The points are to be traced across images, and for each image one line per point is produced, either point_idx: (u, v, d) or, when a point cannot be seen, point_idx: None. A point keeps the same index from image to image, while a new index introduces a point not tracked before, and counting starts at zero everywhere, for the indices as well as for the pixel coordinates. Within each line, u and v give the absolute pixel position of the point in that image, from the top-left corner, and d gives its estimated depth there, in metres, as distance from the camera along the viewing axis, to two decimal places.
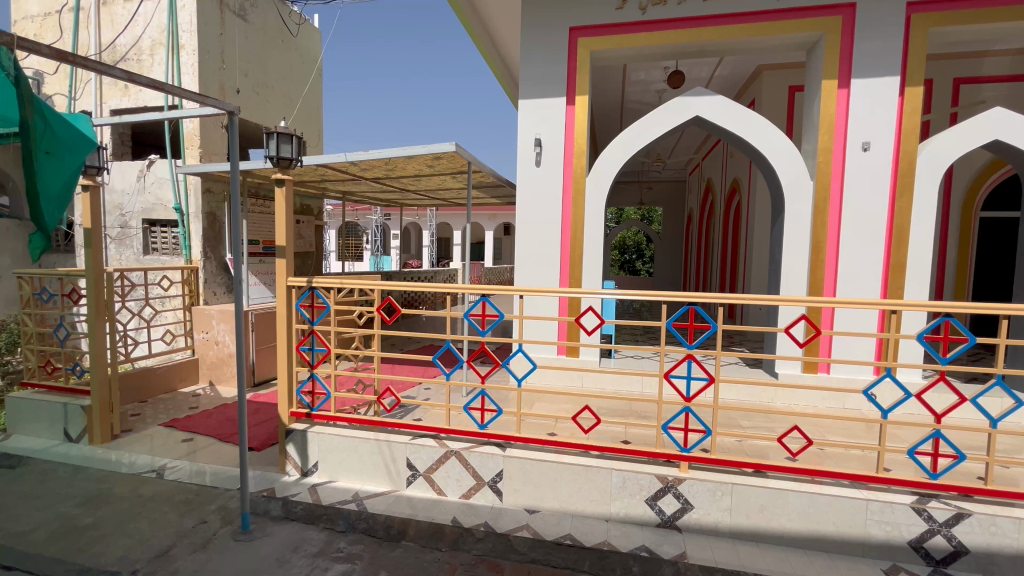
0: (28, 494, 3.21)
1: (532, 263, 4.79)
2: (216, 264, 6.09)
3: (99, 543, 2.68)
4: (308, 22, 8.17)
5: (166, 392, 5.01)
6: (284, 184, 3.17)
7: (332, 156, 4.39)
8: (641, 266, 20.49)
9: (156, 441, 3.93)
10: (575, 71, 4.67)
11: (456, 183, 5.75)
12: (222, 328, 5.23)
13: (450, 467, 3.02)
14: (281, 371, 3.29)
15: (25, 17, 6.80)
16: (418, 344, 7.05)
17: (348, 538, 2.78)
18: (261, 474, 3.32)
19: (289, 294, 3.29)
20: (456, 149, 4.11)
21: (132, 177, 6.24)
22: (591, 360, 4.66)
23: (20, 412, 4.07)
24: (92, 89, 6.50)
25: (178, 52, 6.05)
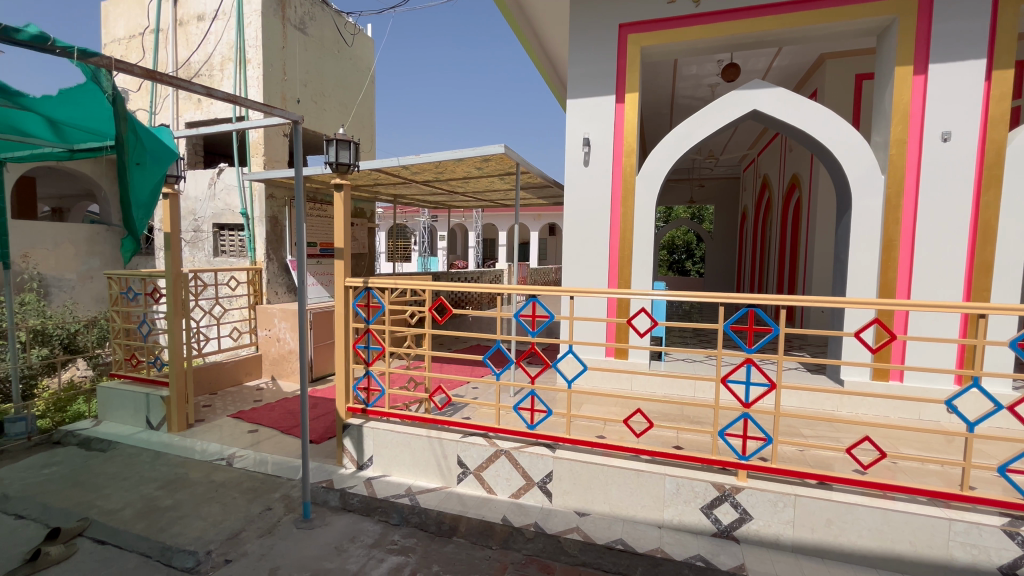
0: (117, 475, 3.52)
1: (580, 263, 4.75)
2: (278, 265, 6.44)
3: (178, 524, 2.90)
4: (362, 32, 8.48)
5: (234, 385, 5.35)
6: (342, 188, 3.31)
7: (385, 161, 4.54)
8: (691, 266, 19.87)
9: (225, 431, 4.21)
10: (625, 68, 4.60)
11: (504, 185, 5.79)
12: (283, 325, 5.52)
13: (500, 466, 3.05)
14: (338, 367, 3.43)
15: (113, 40, 7.45)
16: (465, 344, 7.16)
17: (402, 532, 2.86)
18: (320, 466, 3.47)
19: (347, 294, 3.42)
20: (505, 150, 4.14)
21: (204, 184, 6.71)
22: (641, 362, 4.58)
23: (109, 401, 4.46)
24: (170, 104, 7.05)
25: (245, 67, 6.46)
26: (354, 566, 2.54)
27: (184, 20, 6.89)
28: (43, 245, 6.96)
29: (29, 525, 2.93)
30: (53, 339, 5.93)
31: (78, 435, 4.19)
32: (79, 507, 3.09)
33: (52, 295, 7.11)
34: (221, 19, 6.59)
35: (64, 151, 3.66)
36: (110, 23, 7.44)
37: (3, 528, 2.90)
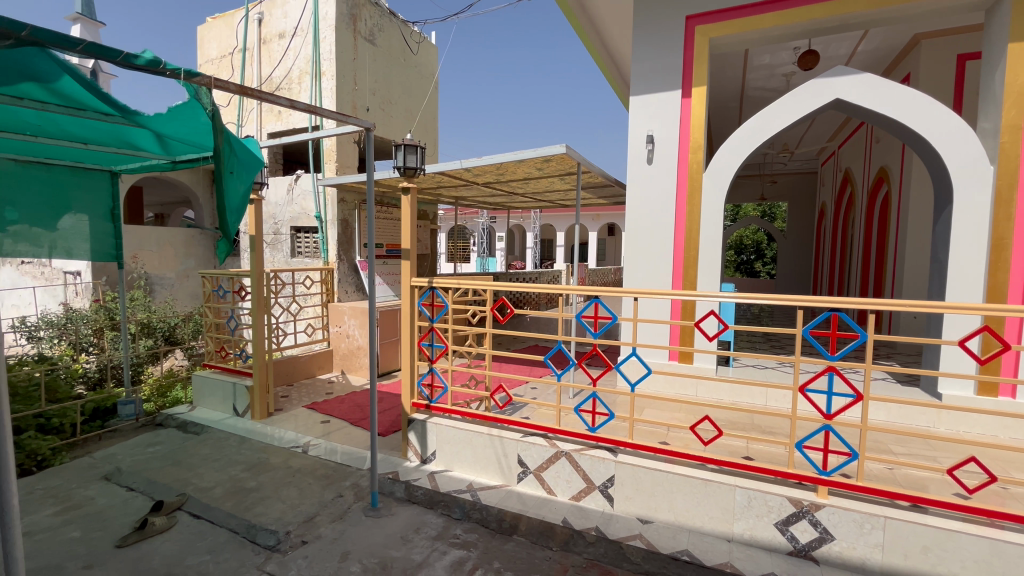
0: (209, 456, 3.86)
1: (642, 264, 4.63)
2: (347, 265, 6.80)
3: (261, 504, 3.13)
4: (427, 40, 8.76)
5: (308, 377, 5.71)
6: (409, 191, 3.43)
7: (449, 164, 4.67)
8: (760, 266, 18.79)
9: (300, 421, 4.50)
10: (692, 62, 4.43)
11: (564, 185, 5.76)
12: (353, 322, 5.82)
13: (561, 467, 3.03)
14: (404, 363, 3.56)
15: (207, 60, 8.19)
16: (523, 344, 7.20)
17: (464, 526, 2.92)
18: (386, 458, 3.62)
19: (413, 294, 3.54)
20: (566, 150, 4.12)
21: (283, 190, 7.20)
22: (708, 367, 4.38)
23: (202, 388, 4.90)
24: (255, 116, 7.64)
25: (320, 79, 6.88)
26: (418, 557, 2.63)
27: (267, 38, 7.44)
28: (148, 247, 7.78)
29: (138, 497, 3.29)
30: (156, 331, 6.61)
31: (177, 418, 4.64)
32: (178, 483, 3.42)
33: (155, 292, 7.92)
34: (300, 35, 7.06)
35: (167, 163, 4.07)
36: (205, 45, 8.18)
37: (117, 498, 3.27)
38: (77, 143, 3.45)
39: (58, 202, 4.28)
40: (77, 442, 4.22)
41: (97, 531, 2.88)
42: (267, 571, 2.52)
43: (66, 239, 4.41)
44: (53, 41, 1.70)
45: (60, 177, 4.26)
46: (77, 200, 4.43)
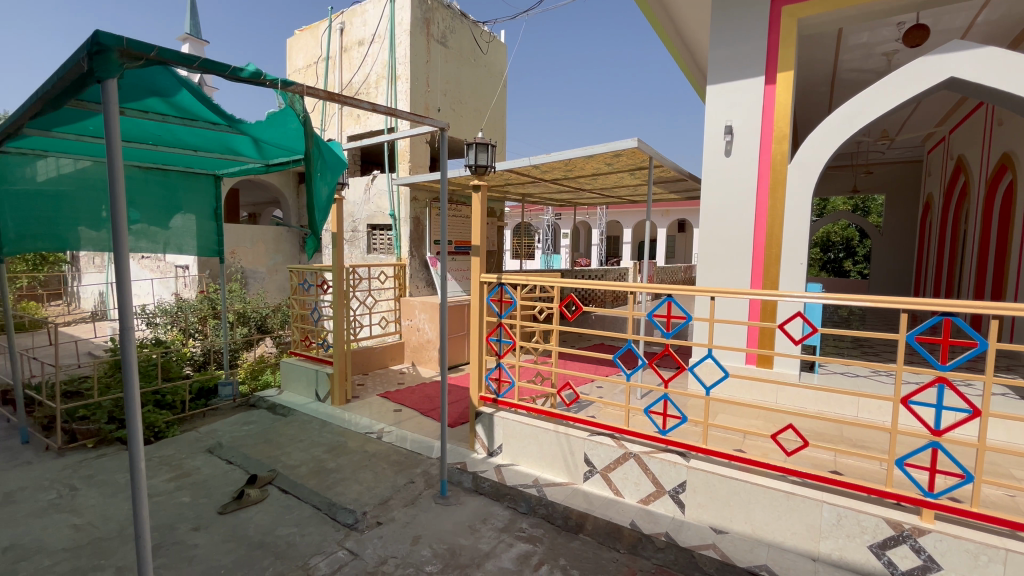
0: (295, 437, 4.19)
1: (718, 261, 4.39)
2: (419, 261, 7.07)
3: (340, 484, 3.35)
4: (496, 39, 8.86)
5: (382, 368, 6.02)
6: (480, 189, 3.50)
7: (517, 161, 4.70)
8: (851, 266, 17.18)
9: (375, 408, 4.76)
10: (776, 46, 4.15)
11: (634, 180, 5.61)
12: (423, 317, 6.05)
13: (628, 469, 2.97)
14: (473, 357, 3.64)
15: (294, 70, 8.83)
16: (588, 342, 7.12)
17: (530, 521, 2.95)
18: (455, 448, 3.73)
19: (482, 289, 3.60)
20: (638, 144, 4.00)
21: (361, 190, 7.62)
22: (790, 373, 4.09)
23: (289, 374, 5.31)
24: (336, 120, 8.13)
25: (396, 83, 7.20)
26: (486, 547, 2.69)
27: (348, 46, 7.87)
28: (243, 244, 8.55)
29: (235, 469, 3.63)
30: (251, 320, 7.24)
31: (268, 401, 5.07)
32: (269, 459, 3.74)
33: (249, 284, 8.69)
34: (377, 41, 7.40)
35: (261, 166, 4.44)
36: (293, 56, 8.82)
37: (218, 470, 3.64)
38: (188, 150, 3.86)
39: (172, 203, 4.82)
40: (186, 417, 4.74)
41: (202, 497, 3.22)
42: (346, 547, 2.69)
43: (178, 236, 4.94)
44: (175, 59, 1.91)
45: (174, 181, 4.80)
46: (187, 201, 4.95)
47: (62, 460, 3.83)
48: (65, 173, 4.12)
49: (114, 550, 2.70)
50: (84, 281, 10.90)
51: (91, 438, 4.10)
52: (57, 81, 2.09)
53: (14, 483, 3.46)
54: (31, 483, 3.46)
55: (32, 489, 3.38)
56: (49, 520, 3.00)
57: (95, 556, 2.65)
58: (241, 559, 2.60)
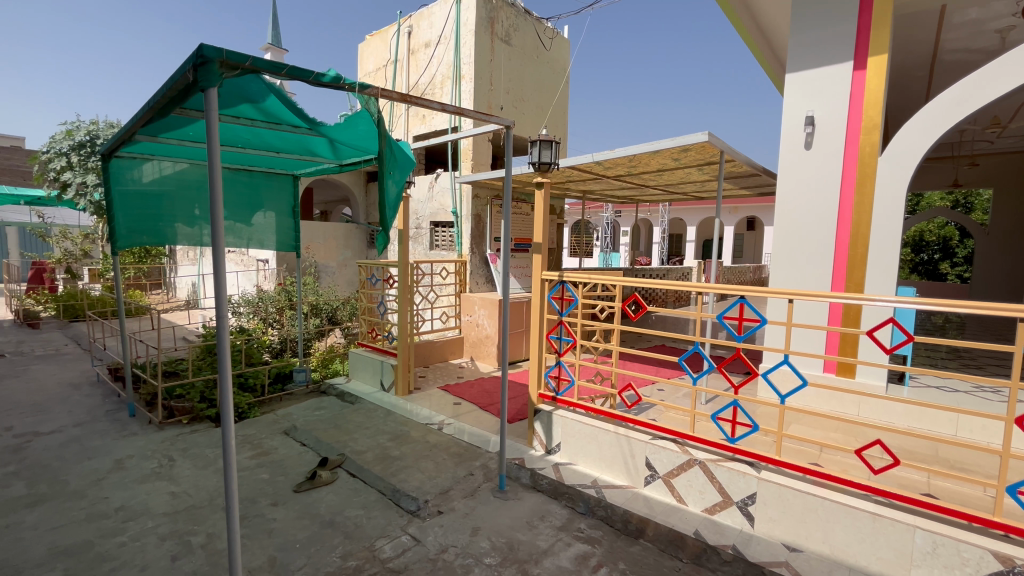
0: (362, 424, 4.40)
1: (795, 262, 4.12)
2: (479, 258, 7.18)
3: (404, 472, 3.48)
4: (560, 35, 8.80)
5: (442, 361, 6.18)
6: (543, 186, 3.50)
7: (581, 158, 4.64)
8: (948, 268, 15.43)
9: (436, 400, 4.90)
10: (868, 28, 3.80)
11: (703, 175, 5.37)
12: (483, 313, 6.15)
13: (693, 476, 2.86)
14: (533, 354, 3.64)
15: (365, 74, 9.23)
16: (648, 343, 6.94)
17: (588, 521, 2.93)
18: (513, 444, 3.75)
19: (543, 287, 3.58)
20: (709, 137, 3.82)
21: (425, 188, 7.85)
22: (875, 383, 3.77)
23: (356, 364, 5.57)
24: (402, 121, 8.42)
25: (460, 82, 7.34)
26: (544, 544, 2.69)
27: (415, 49, 8.12)
28: (317, 240, 9.07)
29: (309, 451, 3.87)
30: (323, 312, 7.67)
31: (337, 388, 5.36)
32: (339, 444, 3.96)
33: (321, 278, 9.21)
34: (443, 43, 7.58)
35: (335, 166, 4.67)
36: (364, 60, 9.24)
37: (294, 451, 3.90)
38: (271, 152, 4.15)
39: (255, 201, 5.20)
40: (266, 400, 5.11)
41: (280, 476, 3.47)
42: (409, 533, 2.80)
43: (260, 232, 5.33)
44: (266, 67, 2.05)
45: (258, 181, 5.19)
46: (268, 199, 5.32)
47: (162, 433, 4.26)
48: (166, 175, 4.57)
49: (205, 517, 2.97)
50: (179, 272, 12.04)
51: (186, 415, 4.53)
52: (166, 91, 2.32)
53: (123, 451, 3.89)
54: (137, 452, 3.88)
55: (138, 458, 3.79)
56: (151, 486, 3.34)
57: (190, 522, 2.92)
58: (314, 536, 2.77)
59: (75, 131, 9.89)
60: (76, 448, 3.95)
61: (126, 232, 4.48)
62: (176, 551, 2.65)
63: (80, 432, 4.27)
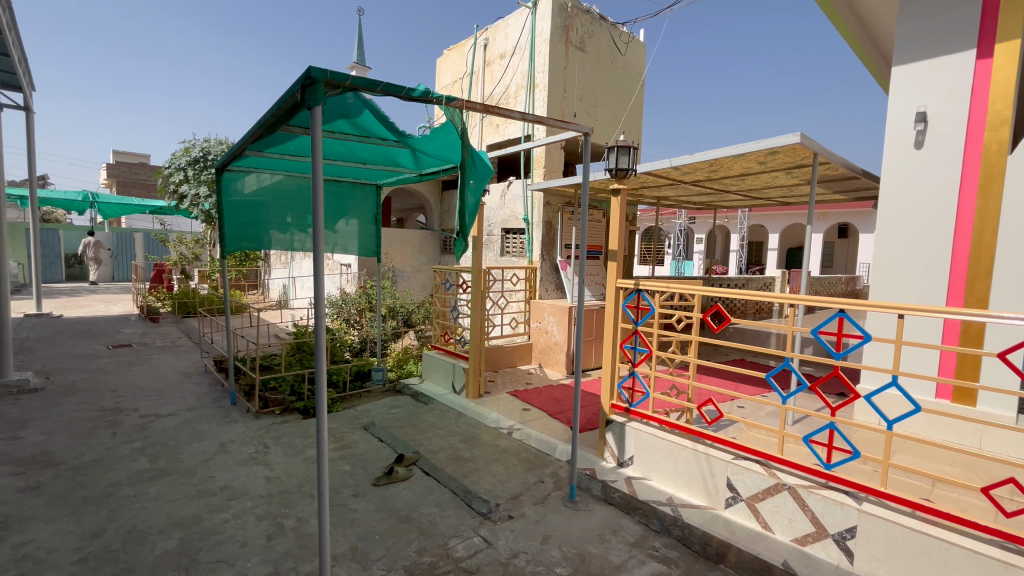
0: (435, 424, 4.54)
1: (901, 273, 3.72)
2: (549, 265, 7.18)
3: (475, 474, 3.54)
4: (636, 39, 8.64)
5: (511, 366, 6.24)
6: (620, 192, 3.45)
7: (658, 163, 4.52)
8: None
9: (506, 405, 4.95)
10: (996, 11, 3.37)
11: (791, 179, 5.02)
12: (552, 319, 6.14)
13: (781, 502, 2.66)
14: (606, 363, 3.57)
15: (443, 86, 9.61)
16: (726, 357, 6.57)
17: (663, 541, 2.82)
18: (583, 454, 3.69)
19: (618, 295, 3.51)
20: (802, 138, 3.55)
21: (498, 196, 8.00)
22: (1001, 414, 3.31)
23: (429, 366, 5.77)
24: (476, 131, 8.67)
25: (534, 91, 7.43)
26: (617, 559, 2.63)
27: (490, 61, 8.34)
28: (395, 245, 9.55)
29: (386, 447, 4.06)
30: (399, 314, 8.05)
31: (411, 388, 5.59)
32: (413, 442, 4.12)
33: (398, 282, 9.66)
34: (519, 53, 7.71)
35: (415, 175, 4.88)
36: (442, 74, 9.63)
37: (372, 446, 4.10)
38: (358, 164, 4.43)
39: (340, 209, 5.57)
40: (347, 396, 5.43)
41: (360, 469, 3.67)
42: (481, 534, 2.84)
43: (345, 238, 5.70)
44: (364, 84, 2.21)
45: (344, 190, 5.56)
46: (352, 208, 5.68)
47: (258, 422, 4.67)
48: (265, 185, 5.00)
49: (296, 502, 3.21)
50: (273, 274, 13.17)
51: (278, 406, 4.94)
52: (275, 110, 2.57)
53: (227, 436, 4.30)
54: (238, 437, 4.28)
55: (238, 442, 4.17)
56: (250, 469, 3.67)
57: (283, 505, 3.17)
58: (392, 529, 2.89)
59: (192, 148, 11.16)
60: (189, 430, 4.43)
61: (232, 237, 4.99)
62: (271, 531, 2.88)
63: (192, 416, 4.79)
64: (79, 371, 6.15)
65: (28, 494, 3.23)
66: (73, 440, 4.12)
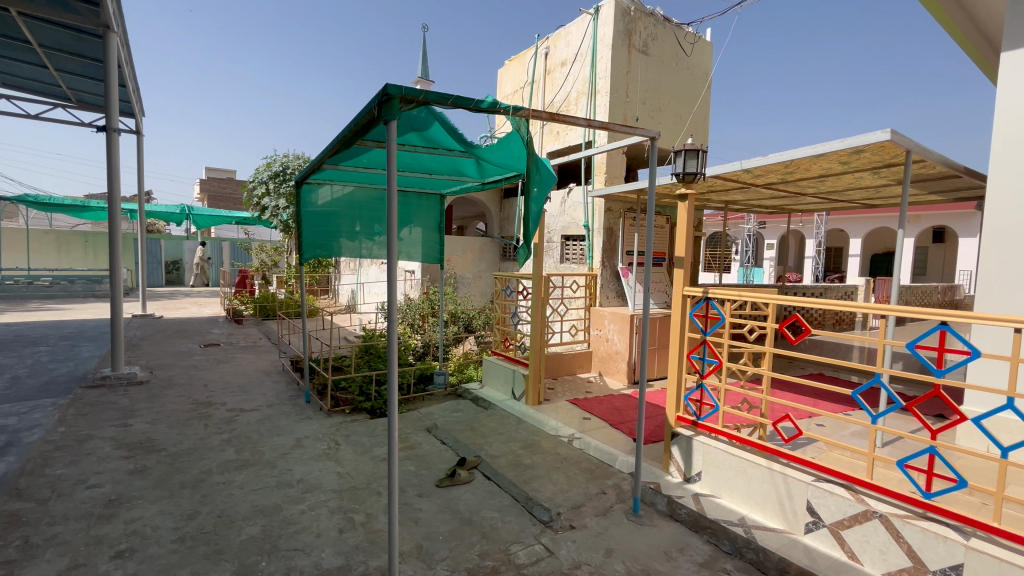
0: (495, 429, 4.59)
1: (1013, 283, 3.32)
2: (610, 272, 7.06)
3: (536, 481, 3.53)
4: (702, 39, 8.37)
5: (571, 374, 6.19)
6: (687, 197, 3.35)
7: (727, 166, 4.33)
8: None
9: (566, 413, 4.91)
10: None
11: (879, 180, 4.63)
12: (613, 327, 6.02)
13: (870, 531, 2.44)
14: (672, 374, 3.45)
15: (504, 96, 9.78)
16: (802, 371, 6.14)
17: (734, 563, 2.67)
18: (647, 466, 3.58)
19: (685, 303, 3.38)
20: (892, 136, 3.27)
21: (558, 203, 7.99)
22: None
23: (489, 371, 5.83)
24: (537, 138, 8.74)
25: (596, 97, 7.39)
26: None
27: (552, 69, 8.38)
28: (456, 253, 9.80)
29: (448, 450, 4.16)
30: (460, 320, 8.22)
31: (472, 393, 5.68)
32: (474, 446, 4.18)
33: (459, 288, 9.90)
34: (580, 60, 7.69)
35: (478, 184, 4.99)
36: (503, 84, 9.82)
37: (435, 448, 4.22)
38: (424, 174, 4.60)
39: (406, 219, 5.80)
40: (411, 398, 5.63)
41: (424, 469, 3.78)
42: (542, 542, 2.83)
43: (410, 246, 5.93)
44: (436, 98, 2.30)
45: (410, 200, 5.79)
46: (417, 217, 5.89)
47: (330, 420, 4.94)
48: (338, 196, 5.29)
49: (366, 499, 3.35)
50: (342, 280, 13.92)
51: (348, 406, 5.21)
52: (353, 125, 2.73)
53: (302, 431, 4.58)
54: (312, 434, 4.54)
55: (312, 439, 4.43)
56: (323, 464, 3.88)
57: (353, 500, 3.33)
58: (455, 530, 2.95)
59: (273, 163, 12.06)
60: (269, 425, 4.77)
61: (309, 246, 5.33)
62: (342, 524, 3.03)
63: (271, 412, 5.15)
64: (176, 367, 6.79)
65: (136, 476, 3.61)
66: (172, 430, 4.55)
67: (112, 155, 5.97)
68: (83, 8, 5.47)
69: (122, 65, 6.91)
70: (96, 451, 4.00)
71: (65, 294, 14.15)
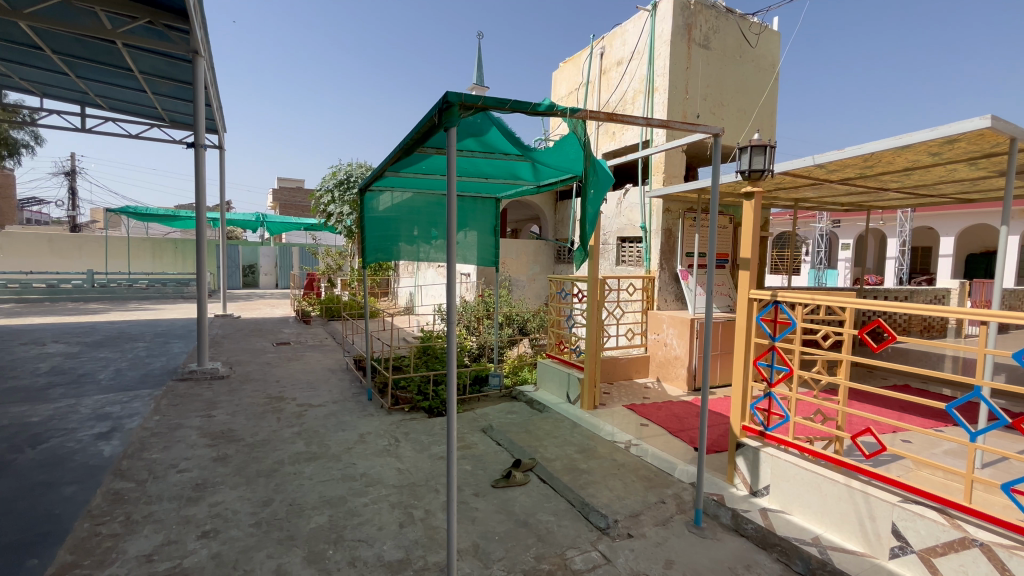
0: (550, 432, 4.57)
1: None
2: (668, 275, 6.84)
3: (592, 486, 3.48)
4: (768, 28, 7.94)
5: (627, 378, 6.07)
6: (753, 195, 3.19)
7: (798, 162, 4.08)
8: None
9: (623, 419, 4.79)
10: None
11: (977, 171, 4.17)
12: (672, 332, 5.83)
13: (970, 561, 2.20)
14: (737, 381, 3.27)
15: (560, 98, 9.75)
16: (885, 381, 5.65)
17: None
18: (710, 477, 3.42)
19: (751, 307, 3.21)
20: (994, 122, 2.93)
21: (614, 204, 7.85)
22: None
23: (544, 374, 5.80)
24: (592, 139, 8.65)
25: (653, 95, 7.21)
26: None
27: (607, 68, 8.27)
28: (511, 256, 9.89)
29: (503, 451, 4.20)
30: (514, 322, 8.28)
31: (526, 395, 5.70)
32: (529, 448, 4.18)
33: (513, 290, 9.98)
34: (637, 58, 7.53)
35: (533, 186, 5.03)
36: (558, 87, 9.82)
37: (491, 448, 4.27)
38: (480, 178, 4.69)
39: (462, 222, 5.93)
40: (467, 398, 5.74)
41: (480, 470, 3.83)
42: (599, 549, 2.78)
43: (466, 249, 6.05)
44: (495, 104, 2.34)
45: (466, 205, 5.91)
46: (472, 221, 6.00)
47: (391, 417, 5.14)
48: (398, 202, 5.51)
49: (424, 495, 3.45)
50: (401, 283, 14.45)
51: (407, 404, 5.39)
52: (414, 134, 2.84)
53: (365, 428, 4.79)
54: (374, 430, 4.74)
55: (374, 435, 4.62)
56: (384, 460, 4.04)
57: (412, 496, 3.43)
58: (510, 531, 2.97)
59: (338, 172, 12.74)
60: (335, 420, 5.03)
61: (371, 250, 5.57)
62: (402, 518, 3.13)
63: (337, 408, 5.43)
64: (253, 364, 7.32)
65: (218, 463, 3.93)
66: (249, 422, 4.91)
67: (200, 169, 6.54)
68: (177, 36, 6.05)
69: (208, 86, 7.55)
70: (185, 439, 4.39)
71: (159, 294, 15.63)
